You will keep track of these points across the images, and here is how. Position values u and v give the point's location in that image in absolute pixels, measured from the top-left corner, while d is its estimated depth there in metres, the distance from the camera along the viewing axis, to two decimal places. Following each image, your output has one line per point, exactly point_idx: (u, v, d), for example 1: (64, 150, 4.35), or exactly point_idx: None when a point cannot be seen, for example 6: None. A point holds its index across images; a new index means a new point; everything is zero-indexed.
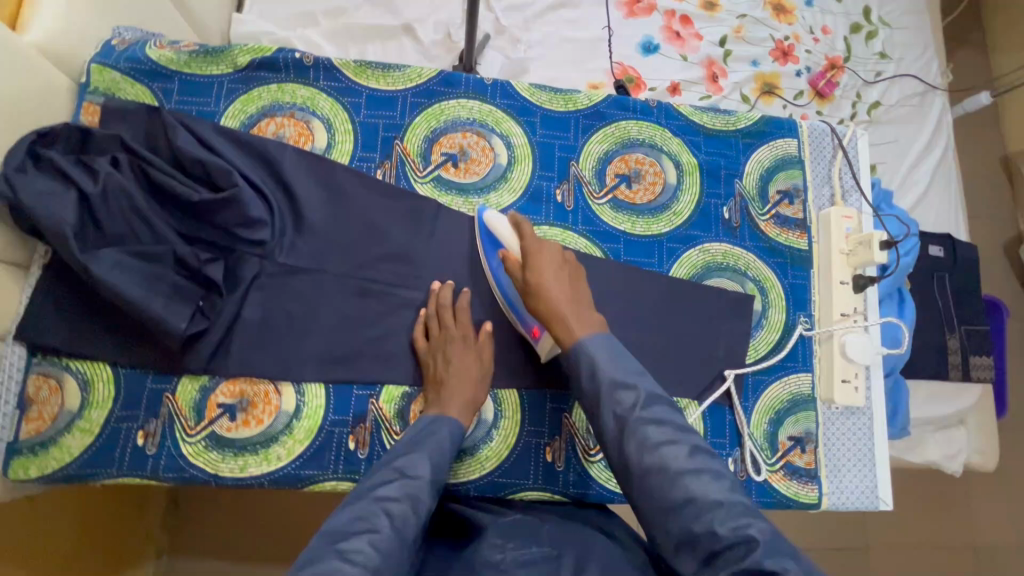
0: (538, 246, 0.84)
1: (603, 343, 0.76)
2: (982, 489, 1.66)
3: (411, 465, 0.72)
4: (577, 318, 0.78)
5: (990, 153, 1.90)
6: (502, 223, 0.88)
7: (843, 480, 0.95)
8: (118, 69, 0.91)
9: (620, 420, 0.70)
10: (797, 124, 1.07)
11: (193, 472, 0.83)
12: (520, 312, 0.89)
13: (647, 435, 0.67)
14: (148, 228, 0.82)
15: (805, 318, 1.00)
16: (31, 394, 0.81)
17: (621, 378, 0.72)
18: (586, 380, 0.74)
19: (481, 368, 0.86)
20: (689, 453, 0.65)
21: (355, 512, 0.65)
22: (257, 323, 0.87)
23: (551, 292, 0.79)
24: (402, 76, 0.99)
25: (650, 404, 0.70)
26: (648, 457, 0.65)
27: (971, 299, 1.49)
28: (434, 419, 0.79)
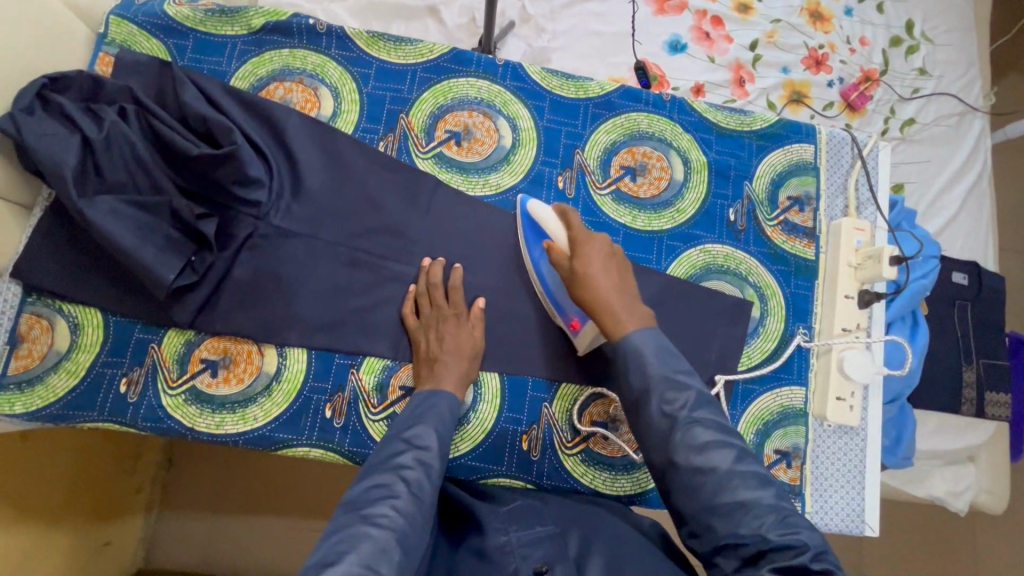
0: (585, 237, 0.81)
1: (652, 337, 0.73)
2: (991, 532, 1.59)
3: (417, 435, 0.72)
4: (626, 309, 0.75)
5: None
6: (548, 211, 0.84)
7: (828, 500, 0.92)
8: (135, 22, 0.94)
9: (669, 418, 0.67)
10: (816, 129, 1.03)
11: (170, 424, 0.84)
12: (558, 301, 0.88)
13: (694, 436, 0.65)
14: (148, 180, 0.83)
15: (805, 330, 0.96)
16: (22, 331, 0.82)
17: (671, 375, 0.69)
18: (633, 377, 0.71)
19: (475, 343, 0.86)
20: (737, 458, 0.64)
21: (371, 481, 0.65)
22: (246, 283, 0.87)
23: (600, 284, 0.77)
24: (413, 50, 0.98)
25: (699, 406, 0.67)
26: (696, 457, 0.64)
27: (995, 331, 1.42)
28: (433, 392, 0.79)
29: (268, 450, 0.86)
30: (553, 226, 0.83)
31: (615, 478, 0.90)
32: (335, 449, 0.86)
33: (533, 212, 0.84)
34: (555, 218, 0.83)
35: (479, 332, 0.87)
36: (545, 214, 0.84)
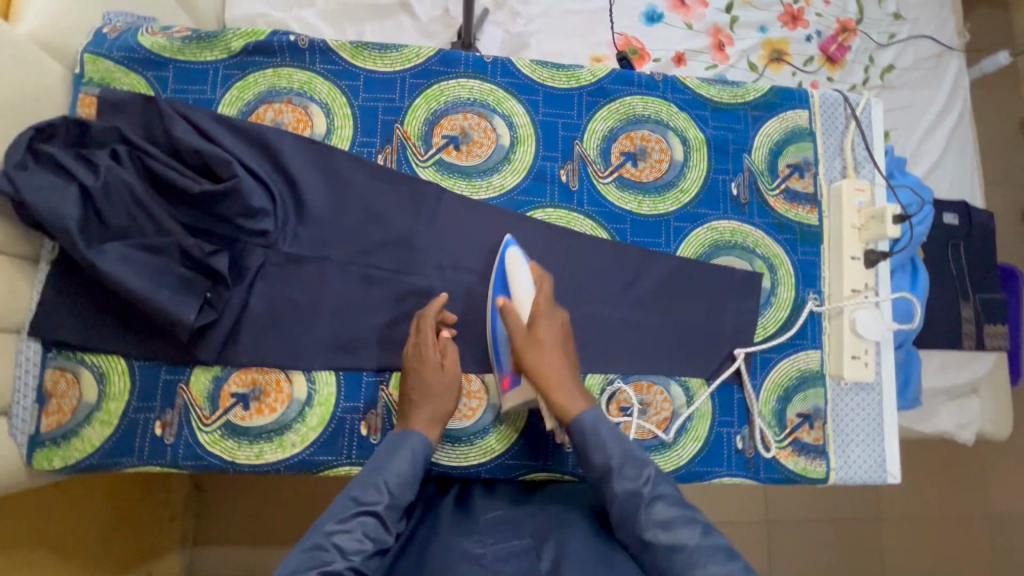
0: (546, 310, 0.83)
1: (602, 418, 0.76)
2: (995, 456, 1.66)
3: (367, 492, 0.70)
4: (575, 389, 0.79)
5: (1006, 114, 1.84)
6: (525, 273, 0.86)
7: (851, 455, 0.96)
8: (111, 59, 0.90)
9: (633, 495, 0.69)
10: (808, 94, 1.04)
11: (210, 459, 0.85)
12: (500, 358, 0.87)
13: (657, 513, 0.67)
14: (150, 221, 0.82)
15: (815, 295, 0.99)
16: (48, 387, 0.82)
17: (631, 452, 0.73)
18: (594, 455, 0.73)
19: (443, 378, 0.81)
20: (704, 531, 0.65)
21: (304, 549, 0.64)
22: (264, 313, 0.87)
23: (553, 361, 0.79)
24: (399, 56, 0.96)
25: (660, 481, 0.70)
26: (663, 535, 0.65)
27: (988, 267, 1.45)
28: (401, 436, 0.76)
29: (311, 473, 0.87)
30: (523, 289, 0.85)
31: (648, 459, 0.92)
32: None
33: (508, 264, 0.87)
34: (528, 282, 0.86)
35: (455, 362, 0.83)
36: (520, 276, 0.86)
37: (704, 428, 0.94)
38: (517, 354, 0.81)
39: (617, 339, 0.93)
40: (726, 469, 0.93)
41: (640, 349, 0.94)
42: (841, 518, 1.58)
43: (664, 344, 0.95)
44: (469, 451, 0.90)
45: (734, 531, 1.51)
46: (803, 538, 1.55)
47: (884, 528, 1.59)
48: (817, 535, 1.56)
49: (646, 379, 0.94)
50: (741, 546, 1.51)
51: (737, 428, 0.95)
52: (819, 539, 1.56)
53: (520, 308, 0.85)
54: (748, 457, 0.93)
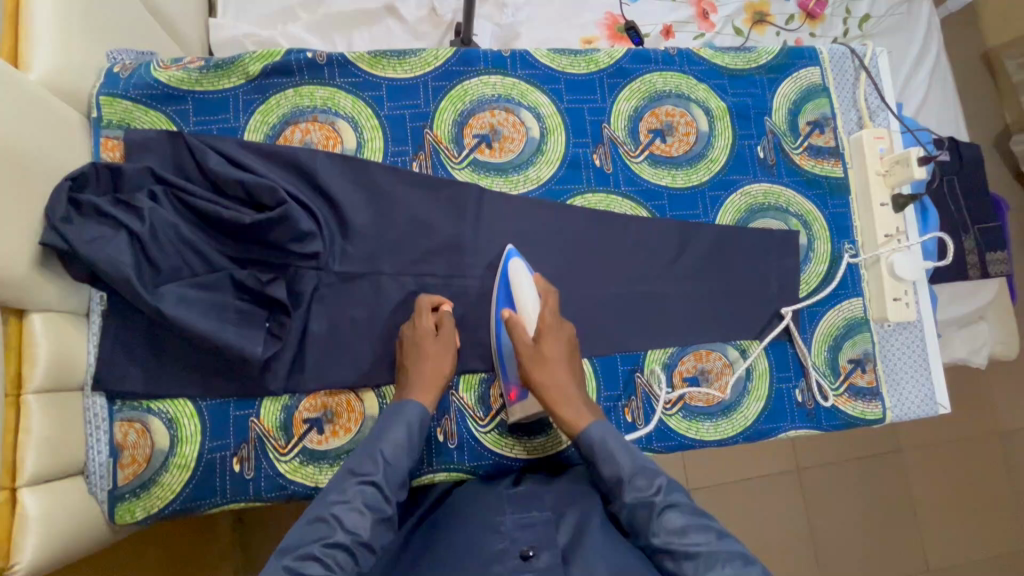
0: (550, 325, 0.83)
1: (608, 432, 0.78)
2: (999, 377, 1.70)
3: (363, 464, 0.71)
4: (582, 406, 0.80)
5: (970, 50, 1.76)
6: (530, 285, 0.86)
7: (902, 391, 1.00)
8: (128, 97, 0.87)
9: (646, 507, 0.70)
10: (817, 50, 1.06)
11: (294, 488, 0.85)
12: (506, 371, 0.88)
13: (670, 521, 0.68)
14: (201, 260, 0.82)
15: (850, 245, 1.02)
16: (119, 440, 0.81)
17: (643, 464, 0.74)
18: (605, 467, 0.75)
19: (439, 342, 0.83)
20: (718, 537, 0.66)
21: (307, 521, 0.65)
22: (325, 335, 0.87)
23: (558, 376, 0.81)
24: (418, 61, 0.96)
25: (672, 489, 0.71)
26: (677, 542, 0.66)
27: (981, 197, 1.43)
28: (395, 408, 0.78)
29: None
30: (528, 300, 0.85)
31: (717, 424, 0.94)
32: (459, 468, 0.89)
33: (511, 275, 0.87)
34: (532, 296, 0.86)
35: (450, 330, 0.85)
36: (526, 288, 0.86)
37: (764, 386, 0.97)
38: (523, 367, 0.82)
39: (668, 312, 0.95)
40: (791, 423, 0.96)
41: (692, 319, 0.96)
42: (862, 455, 1.60)
43: (712, 311, 0.97)
44: (546, 441, 0.92)
45: (763, 483, 1.53)
46: (831, 480, 1.57)
47: (905, 459, 1.62)
48: (843, 476, 1.58)
49: (704, 348, 0.96)
50: (770, 497, 1.53)
51: (795, 382, 0.98)
52: (846, 480, 1.58)
53: (527, 321, 0.85)
54: (808, 409, 0.96)
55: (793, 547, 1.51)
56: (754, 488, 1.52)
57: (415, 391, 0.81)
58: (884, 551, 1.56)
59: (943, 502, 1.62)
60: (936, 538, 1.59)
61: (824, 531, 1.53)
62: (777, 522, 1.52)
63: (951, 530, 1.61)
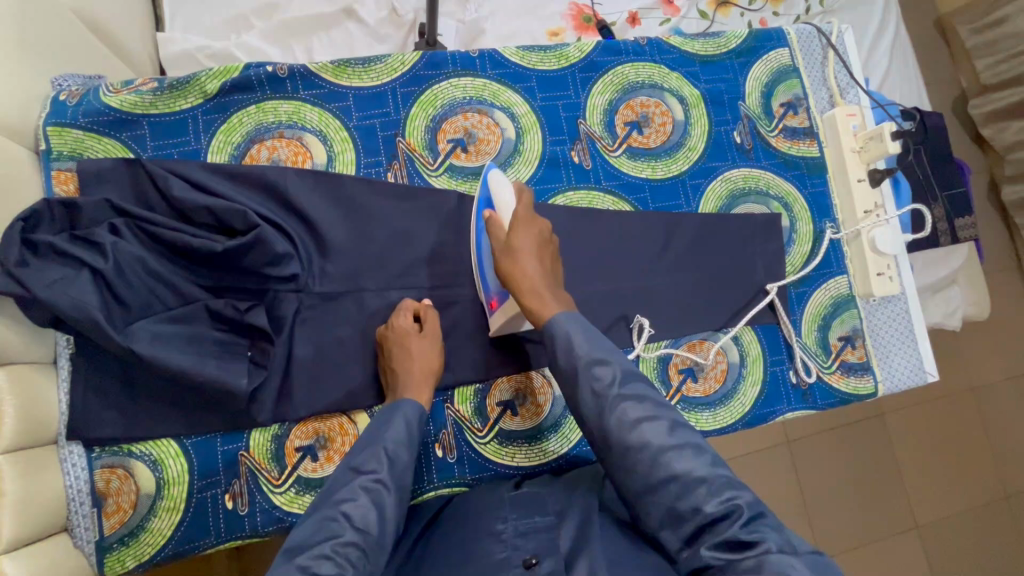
0: (526, 219, 0.79)
1: (578, 321, 0.73)
2: (974, 337, 1.74)
3: (366, 461, 0.69)
4: (551, 297, 0.76)
5: (923, 21, 1.79)
6: (507, 185, 0.82)
7: (892, 363, 1.01)
8: (78, 126, 0.82)
9: (599, 396, 0.67)
10: (785, 32, 1.06)
11: (292, 519, 0.82)
12: (485, 277, 0.85)
13: (626, 412, 0.65)
14: (173, 292, 0.78)
15: (831, 223, 1.03)
16: (101, 489, 0.76)
17: (601, 355, 0.69)
18: (562, 358, 0.71)
19: (424, 343, 0.82)
20: (670, 429, 0.64)
21: (314, 521, 0.63)
22: (310, 359, 0.84)
23: (525, 266, 0.76)
24: (384, 67, 0.92)
25: (629, 380, 0.68)
26: (629, 432, 0.64)
27: (947, 163, 1.42)
28: (393, 406, 0.77)
29: None
30: (505, 198, 0.81)
31: (715, 413, 0.94)
32: (460, 483, 0.87)
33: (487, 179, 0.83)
34: (508, 192, 0.81)
35: (433, 327, 0.84)
36: (501, 187, 0.82)
37: (758, 370, 0.97)
38: (495, 262, 0.79)
39: (657, 305, 0.95)
40: (788, 405, 0.97)
41: (682, 311, 0.95)
42: (848, 423, 1.63)
43: (700, 299, 0.96)
44: (547, 446, 0.91)
45: (755, 462, 1.54)
46: (821, 450, 1.59)
47: (888, 423, 1.65)
48: (833, 446, 1.60)
49: (696, 339, 0.96)
50: (763, 472, 1.54)
51: (788, 364, 0.98)
52: (834, 450, 1.60)
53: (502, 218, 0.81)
54: (803, 390, 0.97)
55: (788, 518, 1.53)
56: (747, 465, 1.54)
57: (409, 391, 0.79)
58: (876, 513, 1.59)
59: (929, 461, 1.66)
60: (925, 497, 1.63)
61: (818, 501, 1.56)
62: (771, 498, 1.53)
63: (941, 490, 1.64)
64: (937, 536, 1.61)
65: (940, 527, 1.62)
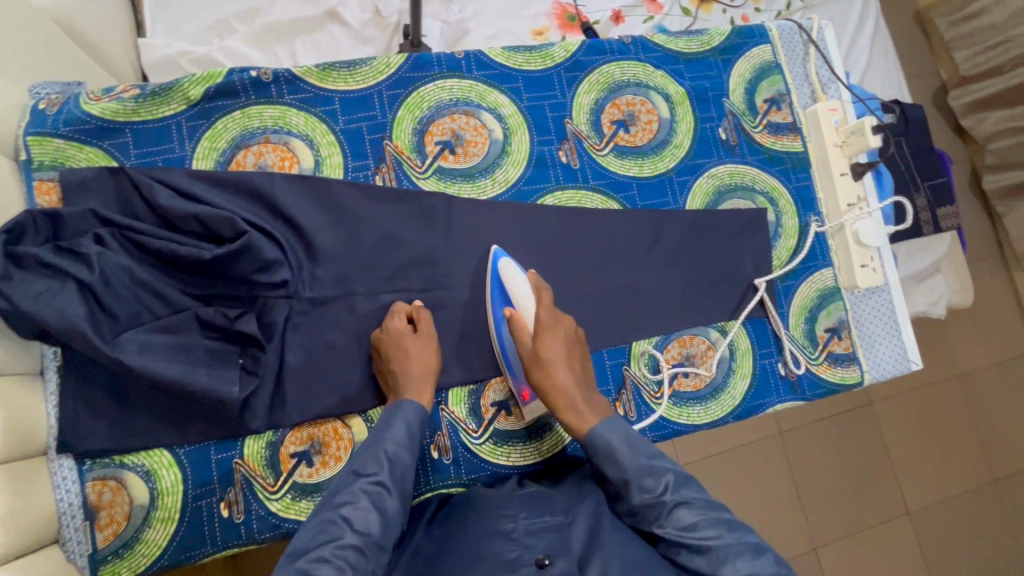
0: (551, 320, 0.83)
1: (617, 428, 0.77)
2: (958, 324, 1.77)
3: (367, 464, 0.70)
4: (588, 406, 0.80)
5: (903, 14, 1.82)
6: (523, 280, 0.86)
7: (877, 353, 1.03)
8: (59, 135, 0.81)
9: (654, 505, 0.71)
10: (766, 28, 1.08)
11: (288, 526, 0.82)
12: (513, 370, 0.88)
13: (681, 518, 0.69)
14: (161, 301, 0.77)
15: (816, 217, 1.05)
16: (94, 501, 0.76)
17: (648, 464, 0.73)
18: (610, 470, 0.75)
19: (421, 342, 0.82)
20: (728, 528, 0.67)
21: (315, 524, 0.64)
22: (303, 365, 0.83)
23: (559, 378, 0.80)
24: (370, 70, 0.92)
25: (681, 486, 0.72)
26: (688, 536, 0.67)
27: (929, 154, 1.44)
28: (393, 409, 0.77)
29: None
30: (523, 298, 0.85)
31: (707, 407, 0.95)
32: (457, 483, 0.87)
33: (503, 273, 0.86)
34: (528, 292, 0.85)
35: (428, 326, 0.85)
36: (519, 284, 0.85)
37: (748, 363, 0.98)
38: (527, 371, 0.82)
39: (647, 302, 0.96)
40: (777, 397, 0.98)
41: (672, 308, 0.97)
42: (838, 412, 1.65)
43: (690, 295, 0.98)
44: (542, 445, 0.91)
45: (749, 453, 1.56)
46: (812, 440, 1.62)
47: (877, 411, 1.68)
48: (823, 436, 1.63)
49: (687, 334, 0.97)
50: (757, 464, 1.56)
51: (777, 357, 0.99)
52: (825, 440, 1.63)
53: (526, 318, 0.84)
54: (792, 381, 0.99)
55: (781, 508, 1.55)
56: (740, 457, 1.56)
57: (409, 391, 0.80)
58: (867, 501, 1.62)
59: (918, 447, 1.69)
60: (914, 483, 1.66)
61: (810, 490, 1.58)
62: (764, 489, 1.55)
63: (928, 475, 1.68)
64: (926, 521, 1.64)
65: (930, 513, 1.65)
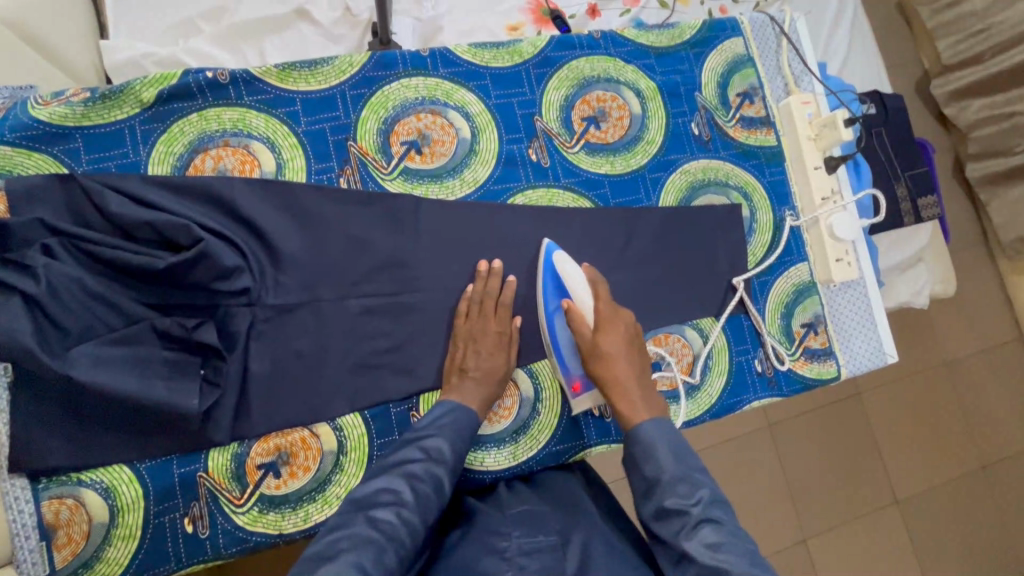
0: (611, 314, 0.84)
1: (665, 431, 0.76)
2: (943, 313, 1.78)
3: (435, 444, 0.75)
4: (642, 401, 0.79)
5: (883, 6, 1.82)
6: (579, 275, 0.86)
7: (853, 346, 1.03)
8: (6, 142, 0.78)
9: (680, 514, 0.69)
10: (738, 21, 1.07)
11: (256, 539, 0.80)
12: (564, 362, 0.89)
13: (705, 536, 0.66)
14: (116, 313, 0.75)
15: (790, 211, 1.04)
16: (51, 520, 0.73)
17: (687, 472, 0.72)
18: (646, 467, 0.73)
19: (506, 365, 0.86)
20: (752, 561, 0.64)
21: (382, 481, 0.71)
22: (267, 376, 0.81)
23: (617, 370, 0.81)
24: (331, 69, 0.90)
25: (713, 505, 0.69)
26: (709, 558, 0.64)
27: (909, 145, 1.44)
28: (454, 406, 0.80)
29: None
30: (580, 291, 0.85)
31: (686, 405, 0.94)
32: None
33: (560, 267, 0.87)
34: (584, 286, 0.86)
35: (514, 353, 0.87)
36: (574, 278, 0.86)
37: (724, 361, 0.97)
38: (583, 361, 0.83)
39: (623, 301, 0.94)
40: (754, 394, 0.97)
41: (649, 306, 0.95)
42: (827, 404, 1.65)
43: (666, 294, 0.96)
44: (517, 448, 0.89)
45: (737, 447, 1.56)
46: (800, 433, 1.62)
47: (863, 402, 1.68)
48: (811, 427, 1.63)
49: (663, 332, 0.95)
50: (745, 457, 1.56)
51: (753, 353, 0.99)
52: (812, 432, 1.63)
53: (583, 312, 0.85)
54: (769, 377, 0.98)
55: (768, 501, 1.55)
56: (729, 451, 1.55)
57: (471, 398, 0.82)
58: (853, 492, 1.62)
59: (904, 438, 1.69)
60: (900, 473, 1.67)
61: (799, 481, 1.59)
62: (753, 482, 1.55)
63: (914, 465, 1.68)
64: (912, 511, 1.65)
65: (916, 502, 1.66)
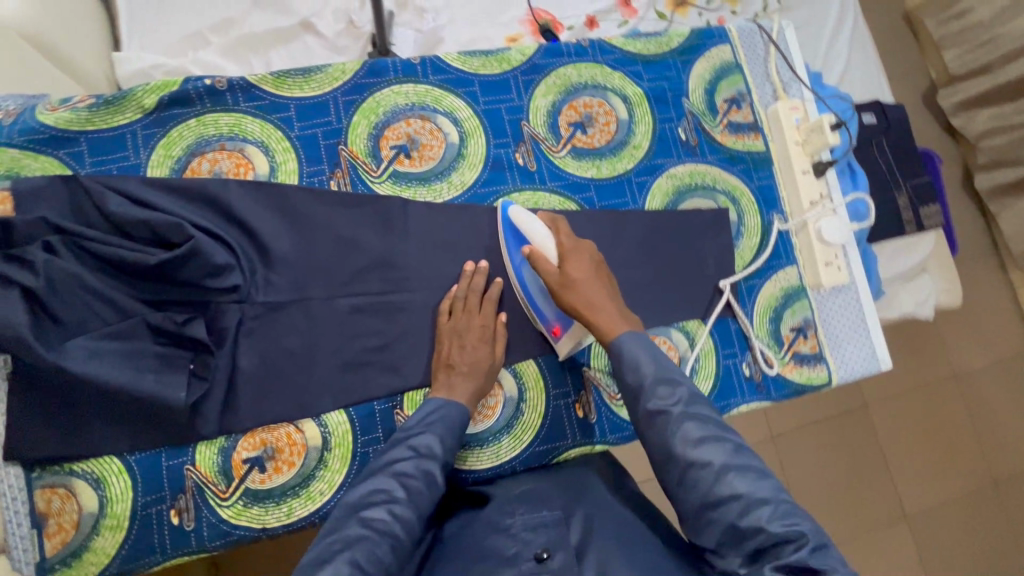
0: (571, 248, 0.82)
1: (642, 342, 0.75)
2: (952, 325, 1.74)
3: (422, 442, 0.75)
4: (618, 316, 0.78)
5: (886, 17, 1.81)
6: (535, 220, 0.85)
7: (845, 352, 1.02)
8: (14, 145, 0.82)
9: (660, 413, 0.69)
10: (726, 30, 1.08)
11: (239, 533, 0.81)
12: (539, 309, 0.89)
13: (688, 432, 0.66)
14: (112, 308, 0.78)
15: (779, 215, 1.04)
16: (43, 509, 0.76)
17: (667, 373, 0.72)
18: (628, 376, 0.73)
19: (492, 358, 0.86)
20: (736, 450, 0.65)
21: (374, 483, 0.71)
22: (256, 371, 0.83)
23: (586, 296, 0.79)
24: (325, 77, 0.93)
25: (694, 402, 0.69)
26: (693, 451, 0.65)
27: (910, 154, 1.43)
28: (444, 403, 0.81)
29: None
30: (537, 235, 0.83)
31: None
32: None
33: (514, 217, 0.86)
34: (542, 228, 0.84)
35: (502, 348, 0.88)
36: (531, 225, 0.84)
37: (711, 364, 0.97)
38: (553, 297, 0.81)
39: None
40: (741, 398, 0.97)
41: (637, 308, 0.95)
42: (833, 416, 1.62)
43: (654, 297, 0.96)
44: (500, 448, 0.89)
45: None
46: (805, 445, 1.59)
47: (871, 414, 1.65)
48: (817, 440, 1.60)
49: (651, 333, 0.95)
50: None
51: (741, 357, 0.98)
52: (819, 444, 1.60)
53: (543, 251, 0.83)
54: (757, 381, 0.97)
55: None
56: None
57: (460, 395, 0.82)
58: (861, 506, 1.58)
59: (914, 451, 1.65)
60: (910, 487, 1.63)
61: (804, 494, 1.56)
62: None
63: (924, 480, 1.64)
64: (923, 527, 1.61)
65: (926, 518, 1.62)
